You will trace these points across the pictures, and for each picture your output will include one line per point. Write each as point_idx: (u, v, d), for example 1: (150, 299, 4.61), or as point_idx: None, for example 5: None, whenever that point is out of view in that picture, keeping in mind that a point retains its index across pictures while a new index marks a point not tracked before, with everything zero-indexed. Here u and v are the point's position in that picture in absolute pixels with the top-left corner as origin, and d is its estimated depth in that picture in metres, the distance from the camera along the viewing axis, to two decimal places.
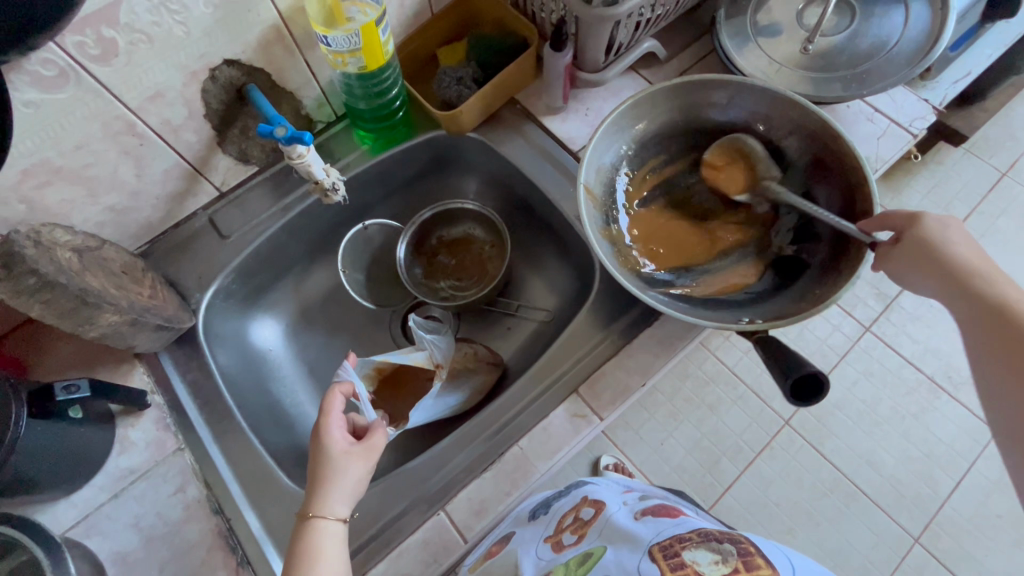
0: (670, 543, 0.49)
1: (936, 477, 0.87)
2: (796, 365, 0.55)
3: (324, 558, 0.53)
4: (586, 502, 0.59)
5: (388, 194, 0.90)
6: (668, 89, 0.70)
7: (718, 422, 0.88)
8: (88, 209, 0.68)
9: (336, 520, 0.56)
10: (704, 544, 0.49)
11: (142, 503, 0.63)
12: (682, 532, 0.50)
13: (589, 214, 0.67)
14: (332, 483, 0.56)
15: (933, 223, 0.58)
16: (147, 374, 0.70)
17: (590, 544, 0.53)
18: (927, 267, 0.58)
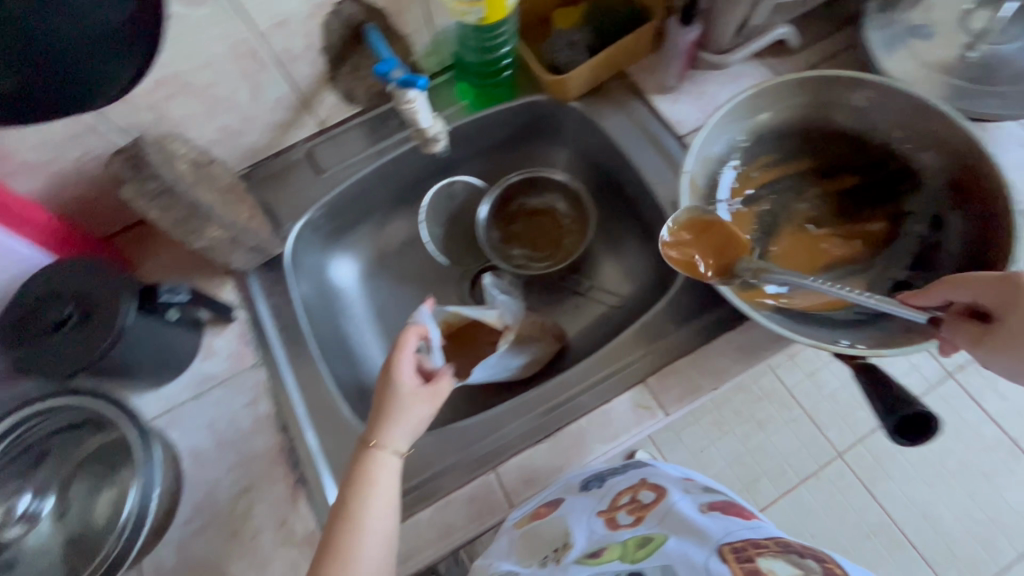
0: (743, 547, 0.46)
1: (998, 545, 0.71)
2: (902, 398, 0.51)
3: (380, 485, 0.56)
4: (645, 486, 0.57)
5: (477, 153, 0.89)
6: (798, 82, 0.64)
7: (765, 441, 0.78)
8: (205, 126, 0.71)
9: (394, 454, 0.58)
10: (782, 556, 0.45)
11: (219, 408, 0.68)
12: (758, 537, 0.47)
13: (689, 207, 0.63)
14: (396, 417, 0.58)
15: None
16: (236, 291, 0.73)
17: (648, 529, 0.51)
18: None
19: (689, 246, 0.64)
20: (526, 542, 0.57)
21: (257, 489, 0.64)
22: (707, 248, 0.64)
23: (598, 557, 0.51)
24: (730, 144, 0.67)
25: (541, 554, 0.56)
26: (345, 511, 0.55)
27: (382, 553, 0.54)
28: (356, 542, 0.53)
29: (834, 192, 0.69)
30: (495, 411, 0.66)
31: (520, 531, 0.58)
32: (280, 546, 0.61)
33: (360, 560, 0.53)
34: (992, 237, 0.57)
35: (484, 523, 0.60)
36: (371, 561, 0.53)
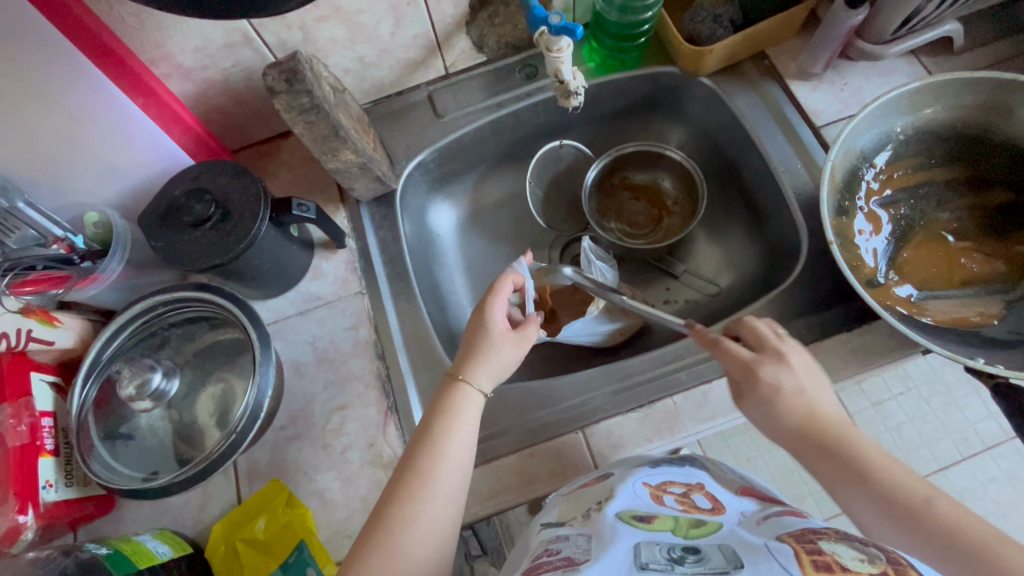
0: (804, 533, 0.43)
1: None
2: None
3: (463, 418, 0.53)
4: (700, 491, 0.53)
5: (591, 119, 0.88)
6: (971, 80, 0.59)
7: None
8: (344, 54, 0.72)
9: (478, 391, 0.55)
10: (843, 541, 0.41)
11: (322, 327, 0.70)
12: (818, 528, 0.44)
13: (826, 198, 0.61)
14: (485, 355, 0.55)
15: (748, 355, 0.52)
16: (348, 219, 0.76)
17: (702, 517, 0.47)
18: (745, 393, 0.52)
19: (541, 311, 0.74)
20: (569, 505, 0.54)
21: (350, 409, 0.66)
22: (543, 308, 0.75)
23: (646, 522, 0.46)
24: (878, 140, 0.63)
25: (582, 509, 0.52)
26: (426, 438, 0.51)
27: (456, 487, 0.50)
28: (433, 469, 0.50)
29: (981, 205, 0.65)
30: (582, 375, 0.67)
31: (564, 496, 0.57)
32: (369, 465, 0.63)
33: (435, 488, 0.49)
34: None
35: (568, 479, 0.61)
36: (445, 493, 0.49)
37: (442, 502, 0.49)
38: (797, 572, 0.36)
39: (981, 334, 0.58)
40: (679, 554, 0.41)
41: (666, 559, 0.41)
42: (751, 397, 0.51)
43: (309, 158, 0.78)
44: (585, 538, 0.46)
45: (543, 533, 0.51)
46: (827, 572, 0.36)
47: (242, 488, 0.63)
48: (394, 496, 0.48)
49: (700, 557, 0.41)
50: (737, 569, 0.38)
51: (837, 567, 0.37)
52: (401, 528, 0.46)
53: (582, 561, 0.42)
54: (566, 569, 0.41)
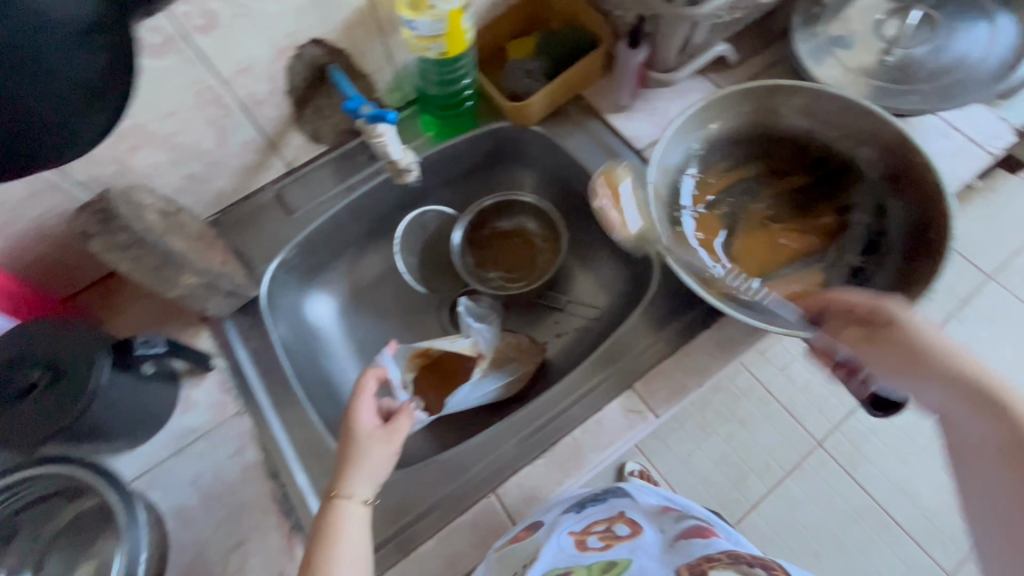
0: (700, 563, 0.50)
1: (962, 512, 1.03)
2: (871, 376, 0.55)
3: (346, 536, 0.56)
4: (621, 519, 0.61)
5: (447, 181, 0.91)
6: (742, 92, 0.69)
7: (749, 438, 1.02)
8: (170, 175, 0.70)
9: (357, 501, 0.58)
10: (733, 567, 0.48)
11: (202, 461, 0.65)
12: (714, 553, 0.51)
13: (654, 214, 0.66)
14: (359, 463, 0.59)
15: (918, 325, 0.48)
16: (213, 339, 0.72)
17: (615, 555, 0.55)
18: (877, 351, 0.50)
19: (426, 389, 0.80)
20: (502, 564, 0.56)
21: (250, 542, 0.61)
22: (430, 387, 0.80)
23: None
24: (685, 154, 0.71)
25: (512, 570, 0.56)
26: (312, 562, 0.54)
27: None
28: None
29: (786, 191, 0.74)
30: (487, 435, 0.66)
31: (498, 553, 0.58)
32: None
33: None
34: (932, 217, 0.62)
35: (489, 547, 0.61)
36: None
37: None
38: None
39: None
40: None
41: None
42: (893, 350, 0.48)
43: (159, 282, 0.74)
44: None
45: None
46: None
47: None
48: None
49: None
50: None
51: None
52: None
53: None
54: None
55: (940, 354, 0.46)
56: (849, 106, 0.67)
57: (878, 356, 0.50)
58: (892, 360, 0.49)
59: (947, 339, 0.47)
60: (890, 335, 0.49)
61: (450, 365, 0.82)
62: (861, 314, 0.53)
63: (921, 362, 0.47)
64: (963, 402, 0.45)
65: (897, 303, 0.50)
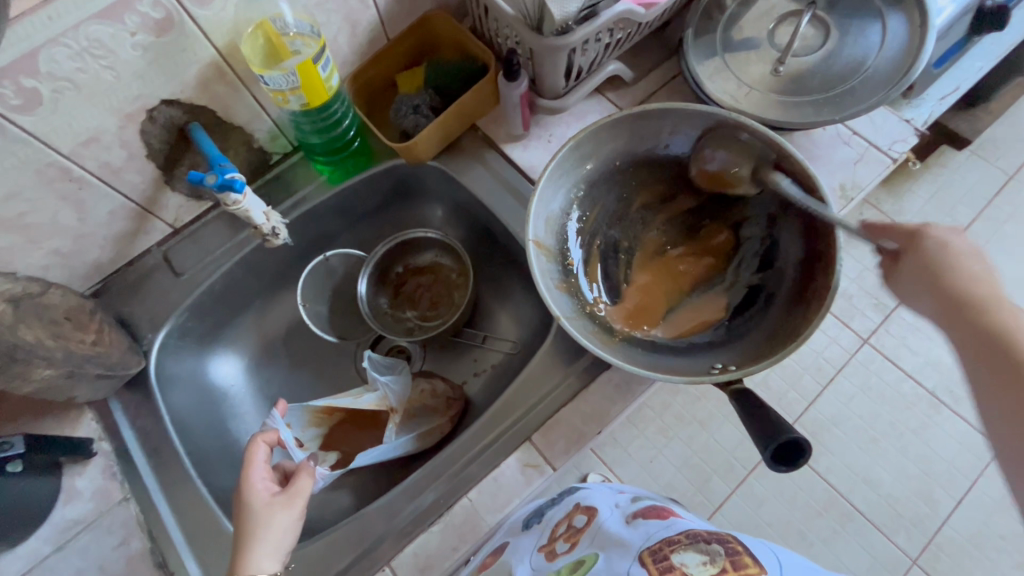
0: (659, 547, 0.51)
1: (936, 498, 0.99)
2: (776, 429, 0.51)
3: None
4: (579, 511, 0.61)
5: (350, 224, 0.88)
6: (612, 124, 0.65)
7: (710, 438, 0.99)
8: (31, 255, 0.66)
9: None
10: (693, 545, 0.51)
11: (85, 556, 0.62)
12: (670, 535, 0.52)
13: (543, 271, 0.63)
14: (256, 537, 0.54)
15: (935, 243, 0.54)
16: (97, 421, 0.68)
17: (581, 552, 0.55)
18: (921, 272, 0.55)
19: (334, 441, 0.77)
20: None
21: None
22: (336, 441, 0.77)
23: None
24: (566, 196, 0.67)
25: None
26: None
27: None
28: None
29: (678, 213, 0.71)
30: (385, 499, 0.65)
31: None
32: None
33: None
34: (818, 226, 0.61)
35: None
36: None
37: None
38: None
39: (715, 330, 0.64)
40: None
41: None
42: (920, 274, 0.55)
43: None
44: None
45: None
46: None
47: None
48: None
49: None
50: None
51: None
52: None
53: None
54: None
55: (942, 270, 0.53)
56: (720, 122, 0.64)
57: (920, 284, 0.55)
58: (919, 282, 0.55)
59: (968, 258, 0.53)
60: (915, 260, 0.55)
61: (361, 422, 0.78)
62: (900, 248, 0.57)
63: (949, 287, 0.53)
64: (976, 327, 0.51)
65: (937, 227, 0.55)
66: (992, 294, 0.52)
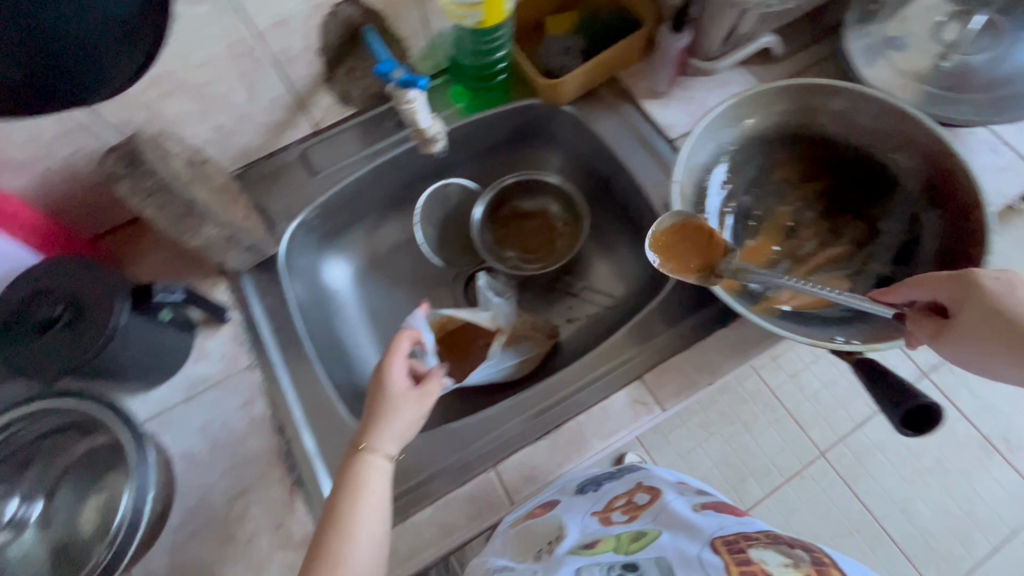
0: (735, 539, 0.46)
1: None
2: (906, 391, 0.52)
3: (370, 489, 0.54)
4: (640, 488, 0.58)
5: (471, 156, 0.90)
6: (776, 91, 0.67)
7: None
8: (199, 125, 0.70)
9: (384, 457, 0.56)
10: (773, 546, 0.46)
11: (211, 409, 0.67)
12: (749, 532, 0.48)
13: (680, 214, 0.65)
14: (388, 418, 0.58)
15: (992, 286, 0.49)
16: (229, 291, 0.73)
17: (642, 525, 0.52)
18: (976, 323, 0.49)
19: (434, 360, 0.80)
20: (521, 542, 0.57)
21: (252, 492, 0.63)
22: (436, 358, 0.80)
23: (590, 549, 0.51)
24: (715, 151, 0.69)
25: (533, 549, 0.56)
26: (332, 512, 0.53)
27: (371, 559, 0.51)
28: (344, 545, 0.51)
29: (815, 196, 0.72)
30: (490, 413, 0.67)
31: (513, 528, 0.58)
32: (277, 549, 0.60)
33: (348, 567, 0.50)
34: (966, 229, 0.60)
35: (485, 521, 0.61)
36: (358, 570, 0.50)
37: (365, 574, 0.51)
38: None
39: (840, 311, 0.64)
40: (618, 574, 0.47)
41: None
42: (974, 321, 0.49)
43: None
44: None
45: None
46: None
47: None
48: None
49: None
50: None
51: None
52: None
53: None
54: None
55: (1011, 316, 0.48)
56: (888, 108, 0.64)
57: (977, 336, 0.49)
58: (979, 332, 0.49)
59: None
60: (964, 312, 0.50)
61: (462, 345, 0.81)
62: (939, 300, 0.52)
63: (1015, 335, 0.48)
64: None
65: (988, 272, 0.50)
66: None
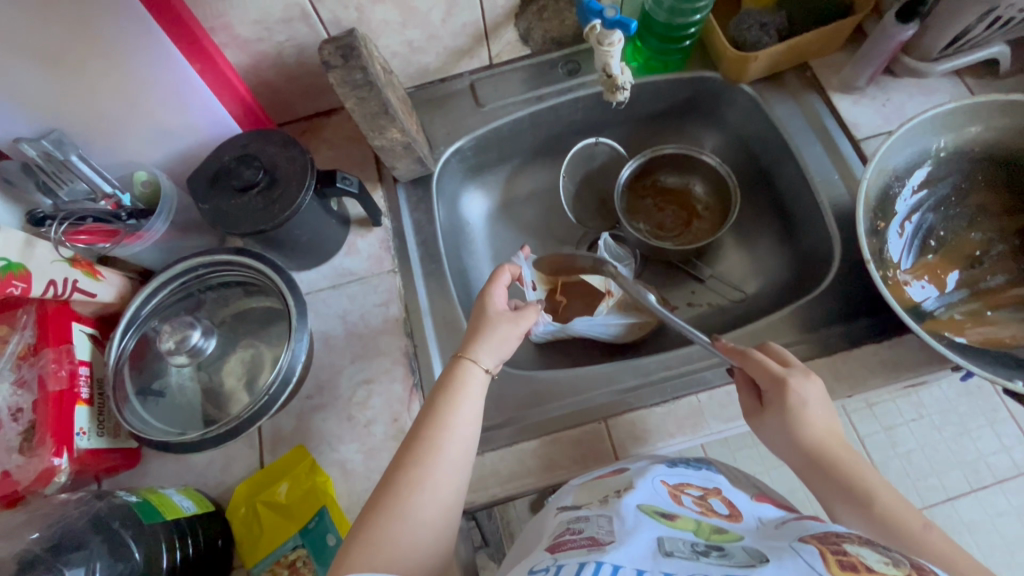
0: (829, 536, 0.41)
1: None
2: None
3: (468, 395, 0.54)
4: (717, 495, 0.54)
5: (627, 120, 0.89)
6: (1006, 104, 0.60)
7: None
8: (394, 37, 0.74)
9: (483, 368, 0.56)
10: (869, 547, 0.40)
11: (352, 301, 0.72)
12: (840, 532, 0.43)
13: (861, 214, 0.61)
14: (484, 332, 0.57)
15: (795, 391, 0.54)
16: (386, 199, 0.77)
17: (719, 522, 0.48)
18: (779, 425, 0.54)
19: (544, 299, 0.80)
20: (585, 493, 0.56)
21: (376, 383, 0.67)
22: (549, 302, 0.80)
23: (668, 519, 0.47)
24: (912, 158, 0.63)
25: (599, 495, 0.53)
26: (432, 410, 0.53)
27: (460, 461, 0.51)
28: (442, 439, 0.50)
29: (1013, 230, 0.65)
30: (607, 367, 0.68)
31: (581, 485, 0.58)
32: (390, 440, 0.64)
33: (440, 457, 0.50)
34: None
35: (588, 468, 0.62)
36: (450, 465, 0.50)
37: (450, 473, 0.50)
38: (822, 569, 0.36)
39: None
40: (703, 548, 0.42)
41: (689, 551, 0.41)
42: (780, 421, 0.54)
43: (351, 136, 0.81)
44: (605, 519, 0.48)
45: (559, 515, 0.53)
46: (853, 571, 0.35)
47: (266, 454, 0.65)
48: (399, 461, 0.49)
49: (724, 554, 0.41)
50: (759, 561, 0.38)
51: (862, 566, 0.36)
52: (412, 494, 0.47)
53: (606, 542, 0.43)
54: (592, 549, 0.42)
55: (800, 425, 0.53)
56: None
57: (779, 435, 0.54)
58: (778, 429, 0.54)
59: (815, 411, 0.53)
60: (774, 409, 0.54)
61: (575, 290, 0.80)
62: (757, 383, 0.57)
63: (805, 443, 0.52)
64: (838, 489, 0.50)
65: (796, 378, 0.54)
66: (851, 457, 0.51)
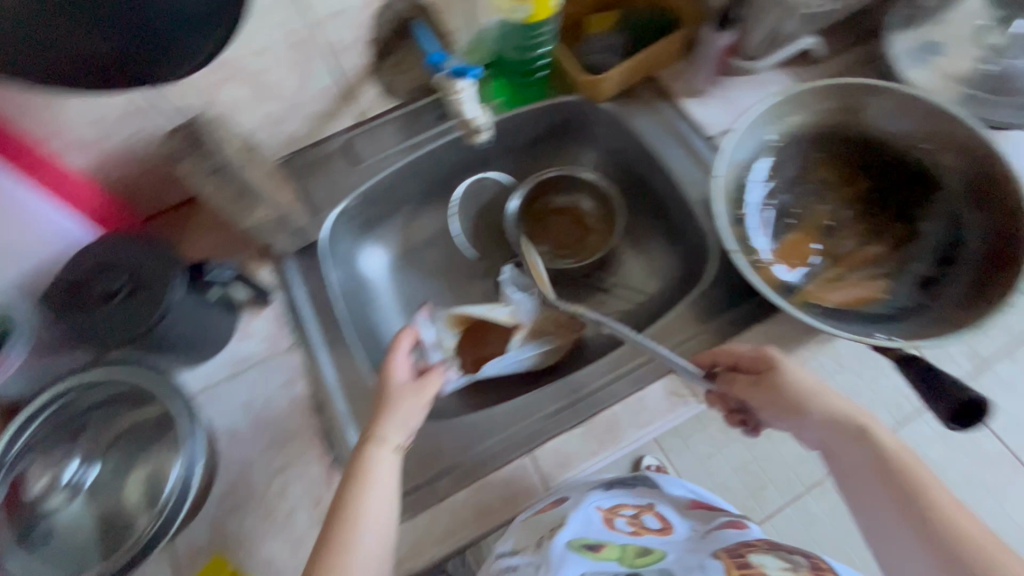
0: (738, 550, 0.52)
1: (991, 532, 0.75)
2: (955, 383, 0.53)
3: (377, 481, 0.53)
4: (650, 511, 0.61)
5: (507, 151, 0.91)
6: (818, 90, 0.68)
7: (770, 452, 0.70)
8: (252, 113, 0.73)
9: (391, 449, 0.55)
10: (773, 553, 0.52)
11: (254, 387, 0.68)
12: (749, 541, 0.54)
13: (721, 209, 0.65)
14: (388, 411, 0.57)
15: (802, 371, 0.57)
16: (274, 274, 0.75)
17: (649, 543, 0.57)
18: (772, 400, 0.57)
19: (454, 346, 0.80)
20: (527, 529, 0.59)
21: (291, 468, 0.64)
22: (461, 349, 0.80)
23: (595, 552, 0.56)
24: (754, 150, 0.69)
25: (535, 536, 0.58)
26: (343, 505, 0.51)
27: (380, 551, 0.50)
28: (354, 533, 0.50)
29: (854, 197, 0.72)
30: (524, 399, 0.68)
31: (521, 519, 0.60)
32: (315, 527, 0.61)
33: (353, 559, 0.49)
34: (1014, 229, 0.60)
35: (520, 505, 0.62)
36: (369, 558, 0.49)
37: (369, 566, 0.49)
38: None
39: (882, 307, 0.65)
40: None
41: None
42: (779, 403, 0.57)
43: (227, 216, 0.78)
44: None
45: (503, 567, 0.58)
46: None
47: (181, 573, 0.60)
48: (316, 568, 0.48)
49: None
50: None
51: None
52: None
53: None
54: None
55: (814, 403, 0.55)
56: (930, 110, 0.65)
57: (774, 407, 0.57)
58: (781, 408, 0.57)
59: (825, 389, 0.55)
60: (773, 390, 0.57)
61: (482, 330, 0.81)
62: (745, 365, 0.60)
63: (802, 413, 0.55)
64: (857, 455, 0.52)
65: (785, 360, 0.57)
66: (861, 421, 0.53)
